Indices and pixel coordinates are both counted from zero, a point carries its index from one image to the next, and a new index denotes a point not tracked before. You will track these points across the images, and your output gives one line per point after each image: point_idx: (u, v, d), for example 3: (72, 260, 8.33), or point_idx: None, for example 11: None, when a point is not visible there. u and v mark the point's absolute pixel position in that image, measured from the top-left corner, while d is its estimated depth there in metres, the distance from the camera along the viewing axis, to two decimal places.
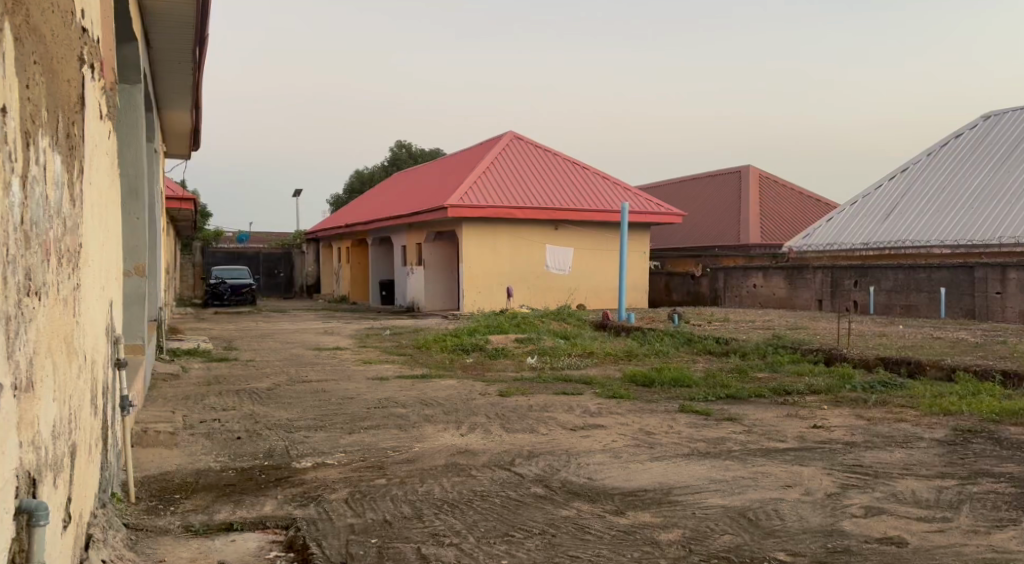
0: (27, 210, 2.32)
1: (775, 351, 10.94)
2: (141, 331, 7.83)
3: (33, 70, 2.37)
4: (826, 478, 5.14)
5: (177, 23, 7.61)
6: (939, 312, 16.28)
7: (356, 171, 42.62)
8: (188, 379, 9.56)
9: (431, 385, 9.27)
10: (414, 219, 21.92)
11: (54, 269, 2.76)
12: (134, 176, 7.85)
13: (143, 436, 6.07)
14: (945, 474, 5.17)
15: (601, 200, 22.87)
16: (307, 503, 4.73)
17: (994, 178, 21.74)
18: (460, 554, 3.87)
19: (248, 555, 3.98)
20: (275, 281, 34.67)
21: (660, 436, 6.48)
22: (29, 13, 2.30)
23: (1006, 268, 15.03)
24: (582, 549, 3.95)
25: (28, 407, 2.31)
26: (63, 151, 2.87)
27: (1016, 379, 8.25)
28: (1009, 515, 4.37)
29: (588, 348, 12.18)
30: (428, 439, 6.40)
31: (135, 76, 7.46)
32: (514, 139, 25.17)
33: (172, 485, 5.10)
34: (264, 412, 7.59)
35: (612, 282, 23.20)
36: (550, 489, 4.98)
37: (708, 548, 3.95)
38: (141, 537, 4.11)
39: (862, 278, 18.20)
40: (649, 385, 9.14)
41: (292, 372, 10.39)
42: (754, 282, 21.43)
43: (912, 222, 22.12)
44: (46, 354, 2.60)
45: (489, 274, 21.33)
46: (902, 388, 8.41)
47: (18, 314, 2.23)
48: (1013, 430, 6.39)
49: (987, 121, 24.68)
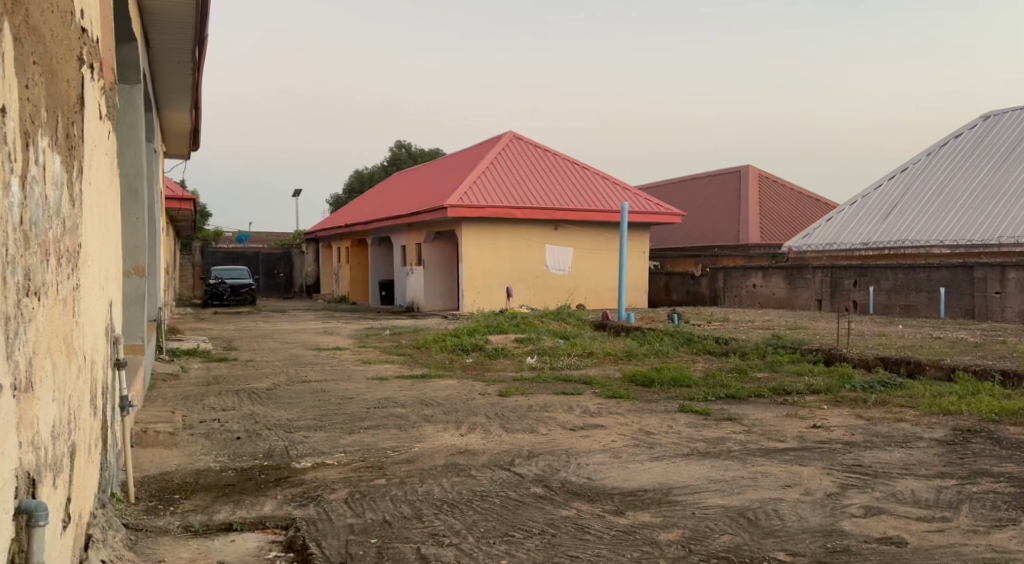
0: (27, 210, 2.32)
1: (775, 351, 10.94)
2: (140, 331, 7.83)
3: (33, 71, 2.38)
4: (825, 478, 5.14)
5: (176, 23, 7.61)
6: (938, 312, 16.27)
7: (356, 171, 42.62)
8: (188, 379, 9.57)
9: (431, 385, 9.27)
10: (414, 219, 21.92)
11: (55, 269, 2.77)
12: (134, 177, 7.85)
13: (143, 436, 6.07)
14: (944, 474, 5.17)
15: (601, 200, 22.87)
16: (306, 503, 4.74)
17: (994, 178, 21.75)
18: (460, 554, 3.87)
19: (247, 555, 3.98)
20: (274, 281, 34.67)
21: (660, 436, 6.48)
22: (28, 13, 2.30)
23: (1006, 268, 15.03)
24: (582, 549, 3.95)
25: (28, 407, 2.32)
26: (63, 152, 2.88)
27: (1015, 379, 8.25)
28: (1009, 515, 4.36)
29: (587, 348, 12.17)
30: (428, 439, 6.40)
31: (135, 77, 7.46)
32: (514, 139, 25.17)
33: (171, 485, 5.10)
34: (264, 412, 7.59)
35: (612, 282, 23.20)
36: (550, 489, 4.98)
37: (708, 548, 3.95)
38: (141, 537, 4.11)
39: (862, 278, 18.19)
40: (649, 385, 9.14)
41: (292, 372, 10.39)
42: (754, 282, 21.43)
43: (912, 221, 22.14)
44: (46, 354, 2.61)
45: (489, 274, 21.32)
46: (901, 388, 8.41)
47: (18, 314, 2.23)
48: (1013, 430, 6.38)
49: (986, 121, 24.69)
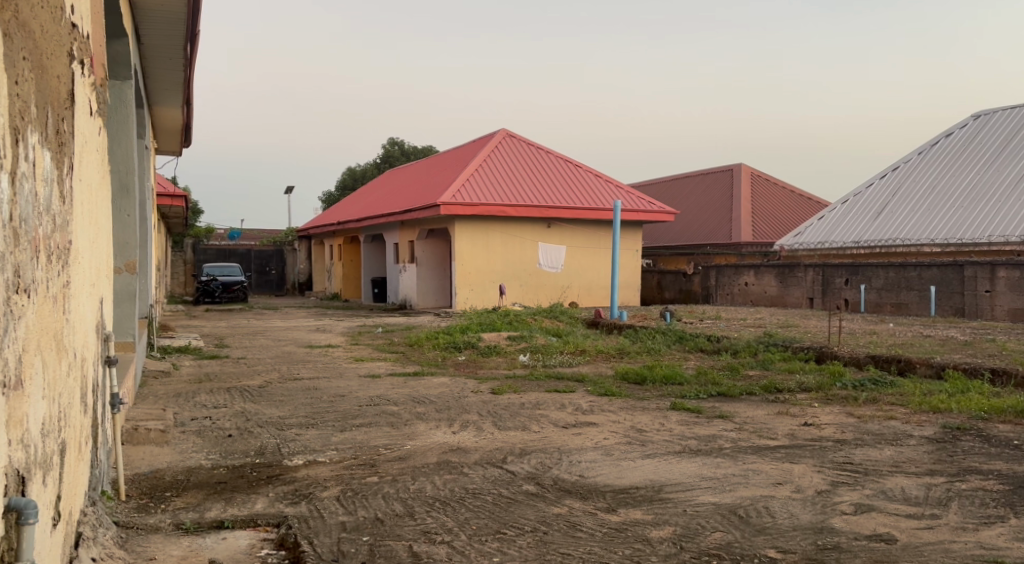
0: (16, 207, 2.30)
1: (767, 348, 11.05)
2: (132, 328, 7.70)
3: (22, 66, 2.35)
4: (817, 475, 5.17)
5: (167, 20, 7.58)
6: (929, 310, 16.36)
7: (348, 168, 42.77)
8: (178, 376, 9.57)
9: (422, 383, 9.24)
10: (406, 216, 21.92)
11: (44, 267, 2.74)
12: (125, 172, 7.88)
13: (133, 434, 6.02)
14: (934, 471, 5.22)
15: (595, 199, 22.90)
16: (298, 501, 4.74)
17: (985, 176, 21.90)
18: (451, 552, 3.87)
19: (238, 553, 3.98)
20: (267, 277, 34.59)
21: (651, 433, 6.50)
22: (19, 7, 2.30)
23: (995, 267, 15.13)
24: (573, 546, 3.96)
25: (16, 405, 2.30)
26: (56, 148, 2.93)
27: (1003, 377, 8.31)
28: (997, 512, 4.38)
29: (580, 345, 12.24)
30: (420, 437, 6.40)
31: (125, 73, 7.38)
32: (506, 137, 25.01)
33: (161, 484, 5.07)
34: (256, 410, 7.56)
35: (604, 280, 23.26)
36: (542, 487, 4.99)
37: (699, 545, 3.96)
38: (130, 536, 4.09)
39: (852, 277, 18.23)
40: (641, 382, 9.17)
41: (284, 369, 10.42)
42: (746, 280, 21.49)
43: (902, 219, 22.28)
44: (35, 352, 2.59)
45: (481, 271, 21.29)
46: (890, 385, 8.48)
47: (7, 312, 2.22)
48: (1002, 428, 6.43)
49: (976, 120, 24.83)
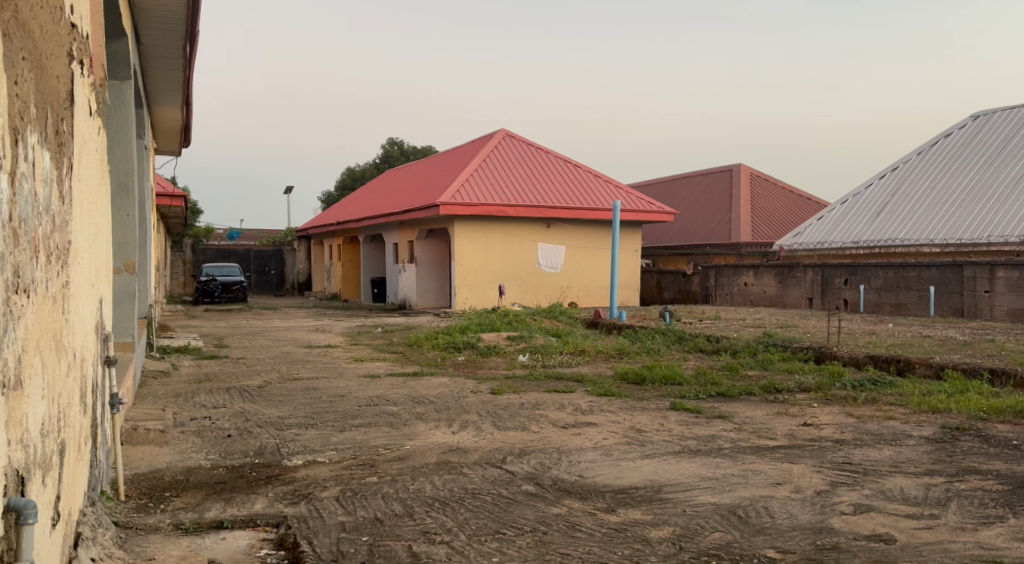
0: (16, 207, 2.31)
1: (766, 348, 11.05)
2: (130, 328, 7.69)
3: (22, 67, 2.36)
4: (816, 475, 5.17)
5: (166, 20, 7.58)
6: (928, 310, 16.36)
7: (347, 168, 42.78)
8: (177, 376, 9.57)
9: (422, 383, 9.26)
10: (405, 216, 21.91)
11: (43, 267, 2.75)
12: (124, 172, 7.87)
13: (132, 434, 6.02)
14: (933, 471, 5.22)
15: (595, 199, 22.91)
16: (298, 501, 4.74)
17: (984, 176, 21.90)
18: (451, 552, 3.87)
19: (237, 553, 3.98)
20: (266, 278, 34.58)
21: (650, 434, 6.50)
22: (18, 7, 2.30)
23: (995, 267, 15.15)
24: (573, 546, 3.96)
25: (16, 405, 2.30)
26: (56, 149, 2.94)
27: (1002, 377, 8.31)
28: (995, 513, 4.39)
29: (579, 345, 12.24)
30: (420, 437, 6.41)
31: (124, 73, 7.38)
32: (506, 137, 25.01)
33: (161, 484, 5.07)
34: (255, 410, 7.56)
35: (603, 281, 23.26)
36: (542, 487, 5.00)
37: (698, 545, 3.96)
38: (130, 536, 4.09)
39: (852, 277, 18.25)
40: (640, 382, 9.17)
41: (283, 369, 10.42)
42: (745, 280, 21.50)
43: (901, 220, 22.31)
44: (35, 352, 2.59)
45: (481, 271, 21.29)
46: (889, 385, 8.49)
47: (6, 311, 2.22)
48: (1001, 428, 6.43)
49: (975, 121, 24.82)
